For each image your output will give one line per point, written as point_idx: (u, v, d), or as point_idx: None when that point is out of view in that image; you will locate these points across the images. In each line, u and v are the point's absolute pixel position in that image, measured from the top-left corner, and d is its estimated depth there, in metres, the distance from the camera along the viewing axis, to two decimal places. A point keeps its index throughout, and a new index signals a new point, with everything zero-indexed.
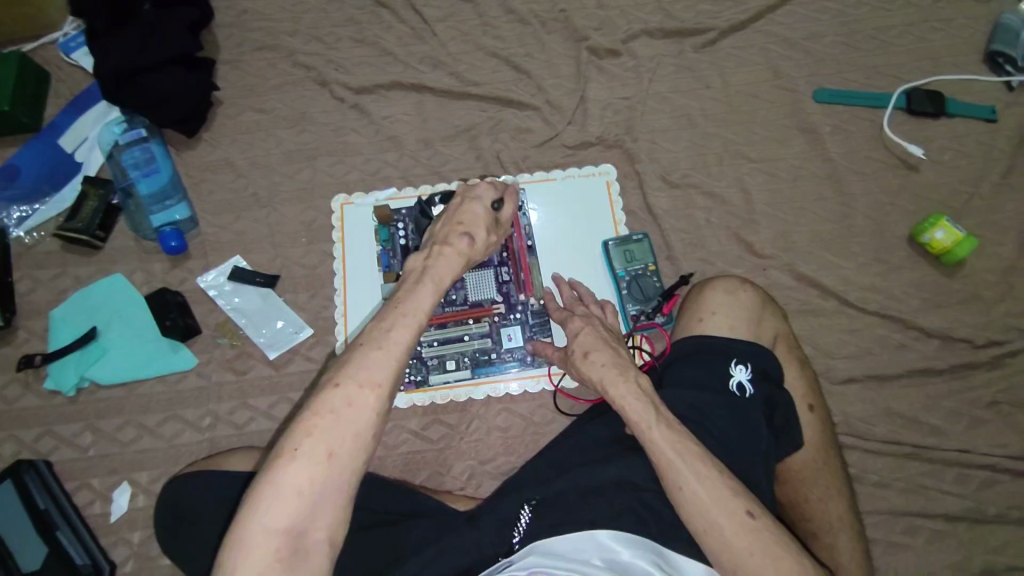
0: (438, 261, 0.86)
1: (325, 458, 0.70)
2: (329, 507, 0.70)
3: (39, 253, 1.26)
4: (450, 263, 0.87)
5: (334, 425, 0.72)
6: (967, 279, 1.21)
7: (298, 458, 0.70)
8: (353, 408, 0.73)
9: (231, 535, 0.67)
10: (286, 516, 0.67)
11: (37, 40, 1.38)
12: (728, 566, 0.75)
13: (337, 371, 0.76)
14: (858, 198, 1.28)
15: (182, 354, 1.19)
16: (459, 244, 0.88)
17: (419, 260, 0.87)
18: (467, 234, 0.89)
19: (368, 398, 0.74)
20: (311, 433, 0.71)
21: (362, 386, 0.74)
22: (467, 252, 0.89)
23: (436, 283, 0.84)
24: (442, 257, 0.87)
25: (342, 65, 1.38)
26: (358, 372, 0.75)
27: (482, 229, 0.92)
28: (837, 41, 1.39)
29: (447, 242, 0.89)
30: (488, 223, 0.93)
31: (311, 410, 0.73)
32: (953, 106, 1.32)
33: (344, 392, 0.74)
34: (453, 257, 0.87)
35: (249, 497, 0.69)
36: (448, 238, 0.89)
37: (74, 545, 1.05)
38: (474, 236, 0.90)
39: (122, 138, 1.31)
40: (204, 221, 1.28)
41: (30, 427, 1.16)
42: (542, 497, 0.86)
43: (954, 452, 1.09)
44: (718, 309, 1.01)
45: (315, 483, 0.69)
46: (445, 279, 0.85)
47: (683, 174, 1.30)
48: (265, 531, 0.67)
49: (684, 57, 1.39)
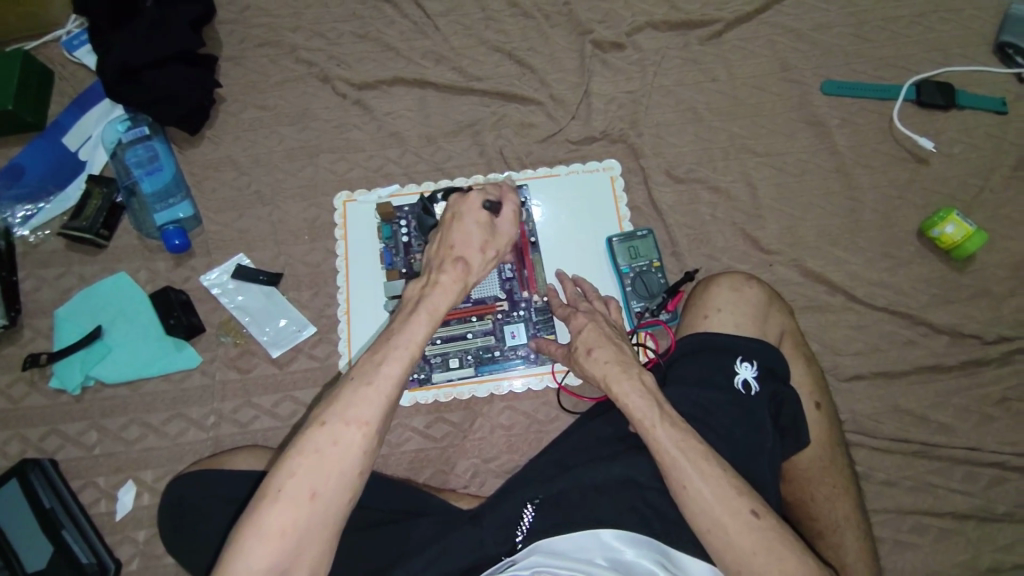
0: (433, 291, 0.84)
1: (309, 496, 0.70)
2: (312, 544, 0.70)
3: (44, 252, 1.27)
4: (446, 292, 0.84)
5: (320, 463, 0.72)
6: (978, 275, 1.19)
7: (282, 497, 0.70)
8: (339, 447, 0.73)
9: (214, 572, 0.68)
10: (269, 554, 0.68)
11: (40, 38, 1.38)
12: (732, 566, 0.75)
13: (324, 409, 0.75)
14: (867, 192, 1.26)
15: (186, 352, 1.19)
16: (453, 271, 0.85)
17: (416, 289, 0.85)
18: (460, 260, 0.86)
19: (355, 436, 0.74)
20: (295, 471, 0.71)
21: (349, 424, 0.74)
22: (464, 278, 0.86)
23: (430, 315, 0.82)
24: (437, 286, 0.84)
25: (343, 61, 1.37)
26: (345, 410, 0.74)
27: (476, 252, 0.88)
28: (845, 32, 1.37)
29: (441, 270, 0.86)
30: (483, 243, 0.88)
31: (298, 448, 0.73)
32: (964, 99, 1.30)
33: (330, 430, 0.73)
34: (450, 283, 0.84)
35: (235, 533, 0.70)
36: (443, 265, 0.86)
37: (79, 545, 1.05)
38: (468, 261, 0.86)
39: (125, 135, 1.30)
40: (207, 219, 1.27)
41: (36, 425, 1.16)
42: (545, 495, 0.85)
43: (962, 449, 1.08)
44: (723, 305, 1.00)
45: (299, 520, 0.69)
46: (440, 309, 0.83)
47: (689, 169, 1.28)
48: (245, 570, 0.67)
49: (689, 49, 1.37)
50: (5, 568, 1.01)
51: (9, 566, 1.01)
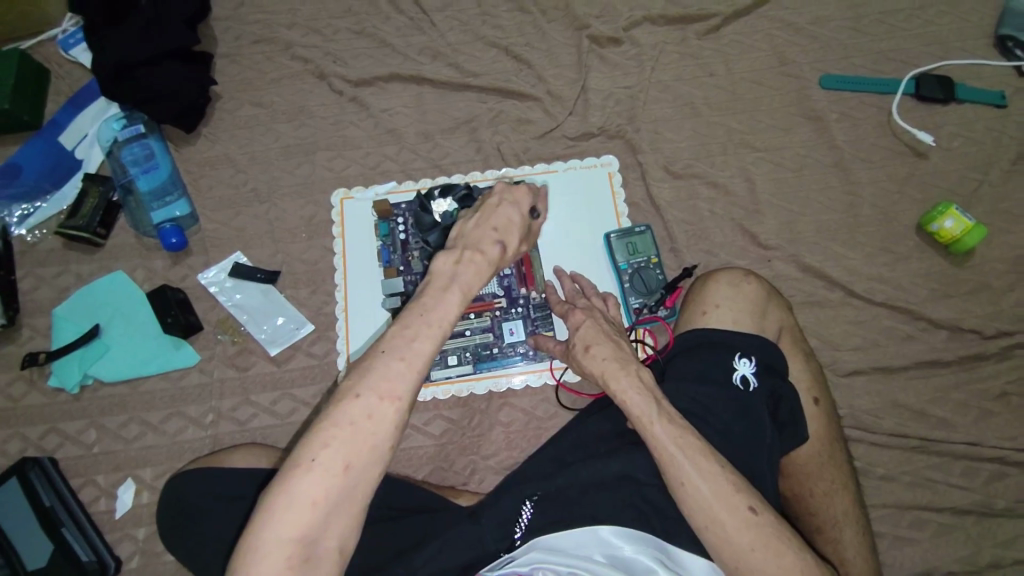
0: (468, 267, 0.82)
1: (342, 468, 0.70)
2: (342, 516, 0.70)
3: (41, 252, 1.27)
4: (478, 273, 0.83)
5: (353, 436, 0.71)
6: (977, 269, 1.19)
7: (316, 467, 0.69)
8: (372, 421, 0.72)
9: (244, 541, 0.68)
10: (300, 524, 0.68)
11: (36, 37, 1.38)
12: (730, 561, 0.75)
13: (356, 381, 0.74)
14: (865, 187, 1.26)
15: (184, 351, 1.19)
16: (489, 253, 0.85)
17: (449, 260, 0.83)
18: (498, 243, 0.86)
19: (387, 411, 0.73)
20: (329, 442, 0.71)
21: (383, 398, 0.73)
22: (497, 260, 0.85)
23: (463, 292, 0.81)
24: (472, 265, 0.83)
25: (339, 57, 1.37)
26: (379, 384, 0.74)
27: (513, 239, 0.88)
28: (844, 26, 1.36)
29: (479, 248, 0.84)
30: (520, 232, 0.90)
31: (330, 420, 0.72)
32: (963, 92, 1.29)
33: (363, 403, 0.73)
34: (484, 264, 0.83)
35: (265, 502, 0.69)
36: (479, 244, 0.85)
37: (78, 543, 1.05)
38: (504, 245, 0.86)
39: (121, 133, 1.30)
40: (204, 217, 1.27)
41: (35, 424, 1.17)
42: (544, 492, 0.85)
43: (961, 444, 1.08)
44: (721, 301, 0.99)
45: (331, 491, 0.69)
46: (473, 288, 0.82)
47: (686, 164, 1.28)
48: (277, 538, 0.67)
49: (687, 44, 1.36)
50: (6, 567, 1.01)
51: (10, 564, 1.02)
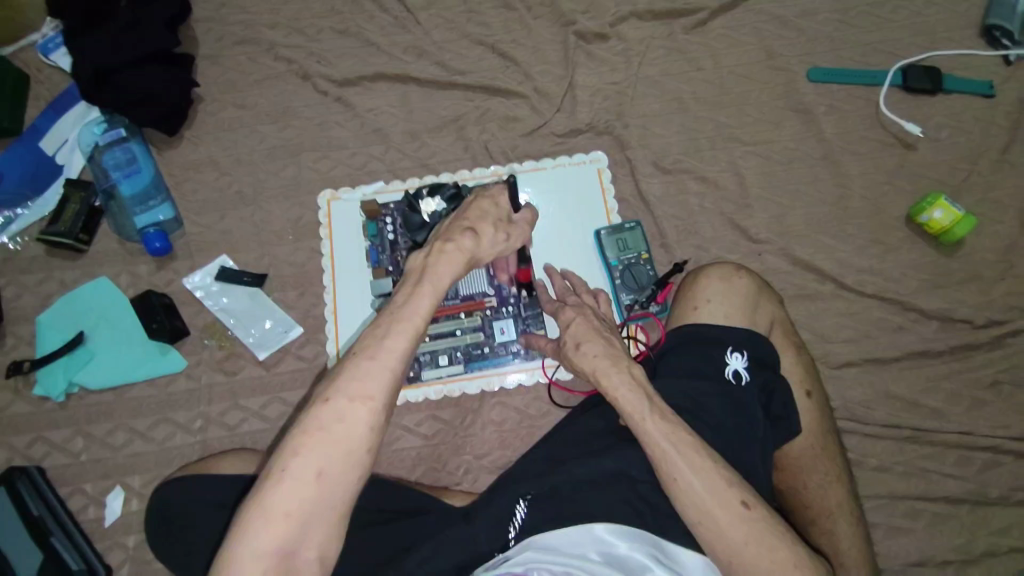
0: (439, 263, 0.81)
1: (315, 474, 0.69)
2: (319, 524, 0.69)
3: (24, 259, 1.24)
4: (452, 265, 0.82)
5: (325, 441, 0.70)
6: (966, 259, 1.19)
7: (288, 476, 0.69)
8: (344, 424, 0.71)
9: (218, 555, 0.67)
10: (275, 534, 0.67)
11: (16, 43, 1.35)
12: (723, 557, 0.75)
13: (328, 386, 0.74)
14: (855, 178, 1.25)
15: (171, 356, 1.17)
16: (465, 245, 0.84)
17: (419, 260, 0.83)
18: (469, 234, 0.85)
19: (361, 414, 0.72)
20: (301, 450, 0.70)
21: (354, 401, 0.72)
22: (472, 252, 0.84)
23: (434, 288, 0.80)
24: (443, 258, 0.82)
25: (324, 57, 1.35)
26: (350, 387, 0.73)
27: (487, 228, 0.87)
28: (831, 19, 1.36)
29: (448, 241, 0.83)
30: (494, 221, 0.88)
31: (302, 427, 0.71)
32: (950, 82, 1.30)
33: (335, 408, 0.72)
34: (456, 256, 0.82)
35: (240, 515, 0.68)
36: (451, 237, 0.84)
37: (69, 552, 1.03)
38: (477, 234, 0.85)
39: (102, 138, 1.29)
40: (188, 221, 1.25)
41: (21, 433, 1.15)
42: (537, 491, 0.84)
43: (955, 434, 1.08)
44: (713, 296, 0.98)
45: (306, 498, 0.68)
46: (445, 283, 0.81)
47: (675, 159, 1.27)
48: (252, 549, 0.66)
49: (674, 39, 1.36)
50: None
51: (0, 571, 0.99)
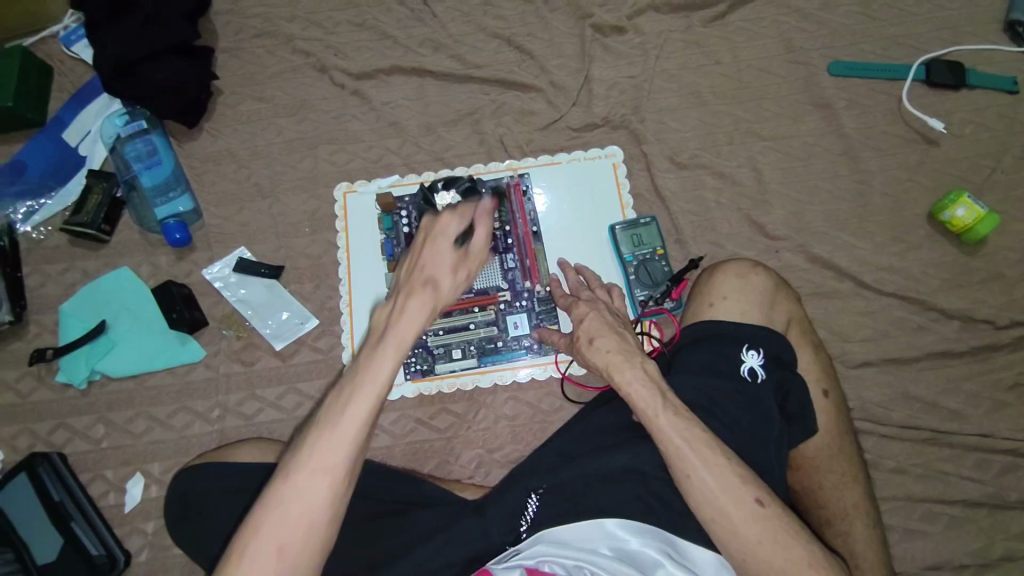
0: (400, 320, 0.72)
1: (276, 552, 0.65)
2: None
3: (47, 249, 1.27)
4: (412, 325, 0.72)
5: (286, 518, 0.67)
6: (989, 258, 1.17)
7: (248, 555, 0.65)
8: (303, 501, 0.67)
9: None
10: None
11: (39, 34, 1.37)
12: (737, 554, 0.75)
13: (291, 458, 0.69)
14: (875, 175, 1.24)
15: (190, 346, 1.19)
16: (425, 299, 0.73)
17: (382, 316, 0.73)
18: (435, 284, 0.73)
19: (321, 489, 0.67)
20: (260, 527, 0.66)
21: (314, 476, 0.68)
22: (436, 304, 0.73)
23: (396, 350, 0.71)
24: (404, 317, 0.72)
25: (341, 50, 1.36)
26: (312, 460, 0.68)
27: (451, 277, 0.74)
28: (853, 11, 1.33)
29: (411, 294, 0.73)
30: (458, 265, 0.74)
31: (264, 502, 0.68)
32: (975, 78, 1.27)
33: (296, 483, 0.67)
34: (418, 313, 0.72)
35: None
36: (412, 289, 0.73)
37: (89, 537, 1.07)
38: (442, 286, 0.73)
39: (124, 130, 1.31)
40: (207, 213, 1.27)
41: (44, 419, 1.17)
42: (549, 485, 0.85)
43: (973, 436, 1.07)
44: (729, 293, 0.98)
45: None
46: (407, 343, 0.71)
47: (692, 155, 1.26)
48: None
49: (692, 32, 1.34)
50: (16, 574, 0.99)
51: (21, 560, 1.01)
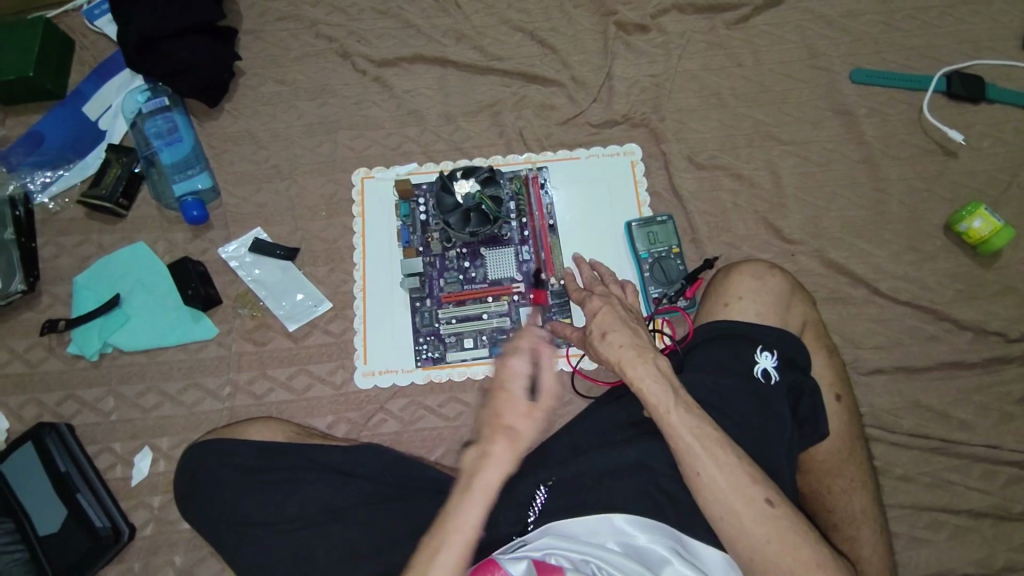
0: (491, 454, 0.76)
1: None
2: None
3: (63, 221, 1.27)
4: (500, 461, 0.76)
5: None
6: (1002, 271, 1.17)
7: None
8: None
9: None
10: None
11: (62, 7, 1.38)
12: (744, 554, 0.75)
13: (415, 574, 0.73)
14: (893, 183, 1.24)
15: (202, 323, 1.19)
16: (517, 431, 0.77)
17: (471, 457, 0.77)
18: (520, 418, 0.78)
19: None
20: None
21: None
22: (526, 435, 0.77)
23: (500, 465, 0.76)
24: (492, 455, 0.76)
25: (363, 37, 1.36)
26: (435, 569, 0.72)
27: (524, 409, 0.78)
28: (877, 21, 1.34)
29: (495, 435, 0.77)
30: (528, 394, 0.79)
31: None
32: (995, 92, 1.27)
33: None
34: (509, 442, 0.77)
35: None
36: (497, 427, 0.78)
37: (95, 510, 1.06)
38: (517, 418, 0.78)
39: (145, 105, 1.30)
40: (225, 192, 1.27)
41: (53, 390, 1.18)
42: (559, 478, 0.86)
43: (981, 446, 1.07)
44: (745, 293, 0.98)
45: None
46: (501, 467, 0.76)
47: (711, 156, 1.26)
48: None
49: (715, 34, 1.34)
50: (26, 556, 1.01)
51: (25, 539, 1.02)
